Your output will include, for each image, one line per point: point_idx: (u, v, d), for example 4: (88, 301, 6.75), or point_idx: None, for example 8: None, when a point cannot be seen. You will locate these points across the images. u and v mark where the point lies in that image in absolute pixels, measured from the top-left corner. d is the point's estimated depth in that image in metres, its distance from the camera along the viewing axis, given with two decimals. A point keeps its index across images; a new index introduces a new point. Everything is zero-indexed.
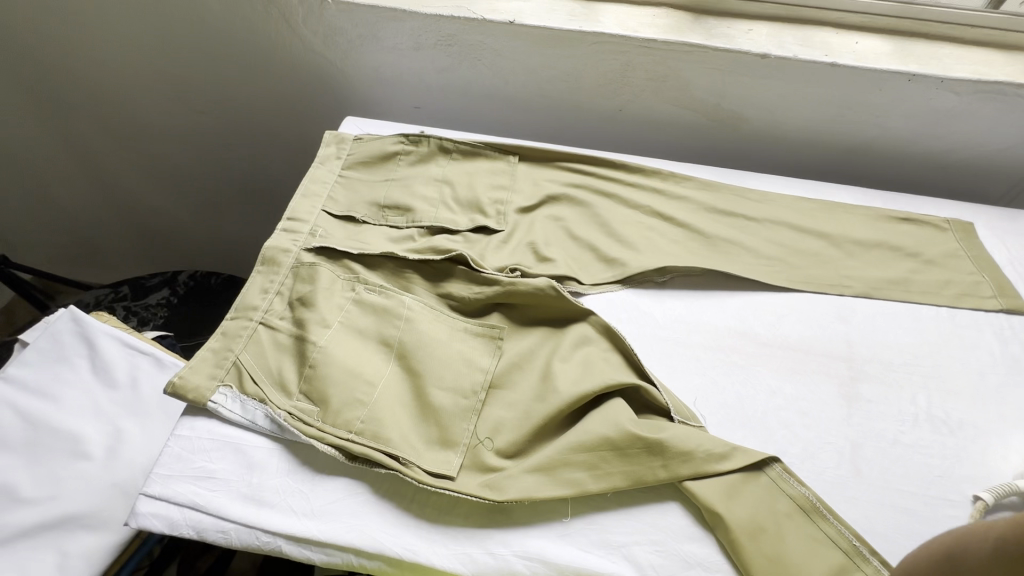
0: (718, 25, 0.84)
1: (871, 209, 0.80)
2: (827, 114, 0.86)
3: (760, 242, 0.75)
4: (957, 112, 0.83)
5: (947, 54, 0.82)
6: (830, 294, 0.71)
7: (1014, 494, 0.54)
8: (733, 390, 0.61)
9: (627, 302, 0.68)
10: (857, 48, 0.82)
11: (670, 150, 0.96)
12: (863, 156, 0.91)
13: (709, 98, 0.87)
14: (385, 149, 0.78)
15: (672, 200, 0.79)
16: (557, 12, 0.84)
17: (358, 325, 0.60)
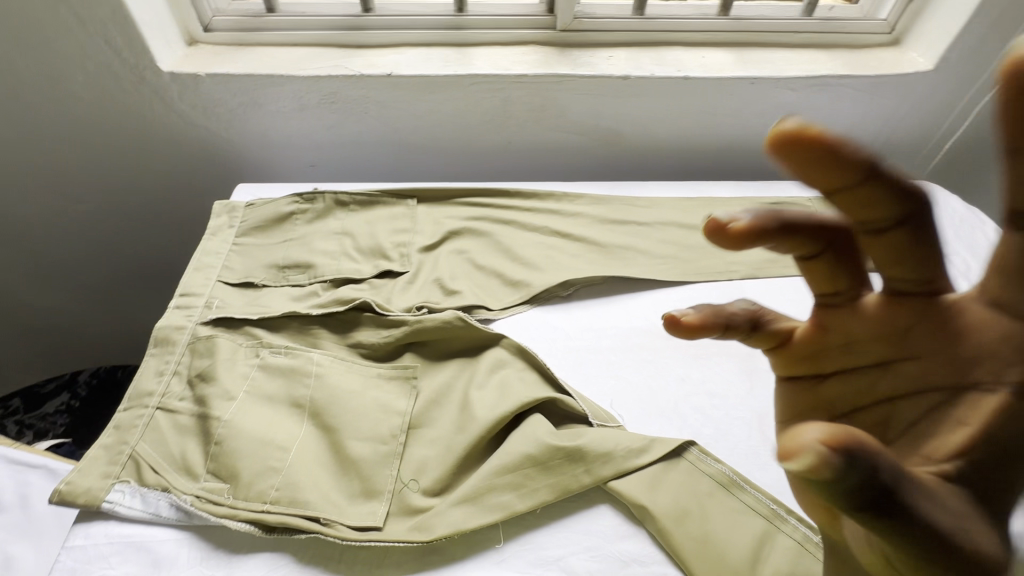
0: (582, 55, 0.92)
1: (744, 199, 0.90)
2: (692, 121, 0.95)
3: (652, 243, 0.81)
4: (798, 104, 0.94)
5: (779, 58, 0.94)
6: (720, 280, 0.77)
7: None
8: (646, 384, 0.64)
9: (538, 320, 0.70)
10: (703, 62, 0.92)
11: (565, 172, 1.02)
12: (734, 154, 1.01)
13: (587, 120, 0.94)
14: (279, 211, 0.78)
15: (567, 217, 0.84)
16: (432, 61, 0.89)
17: (266, 391, 0.59)
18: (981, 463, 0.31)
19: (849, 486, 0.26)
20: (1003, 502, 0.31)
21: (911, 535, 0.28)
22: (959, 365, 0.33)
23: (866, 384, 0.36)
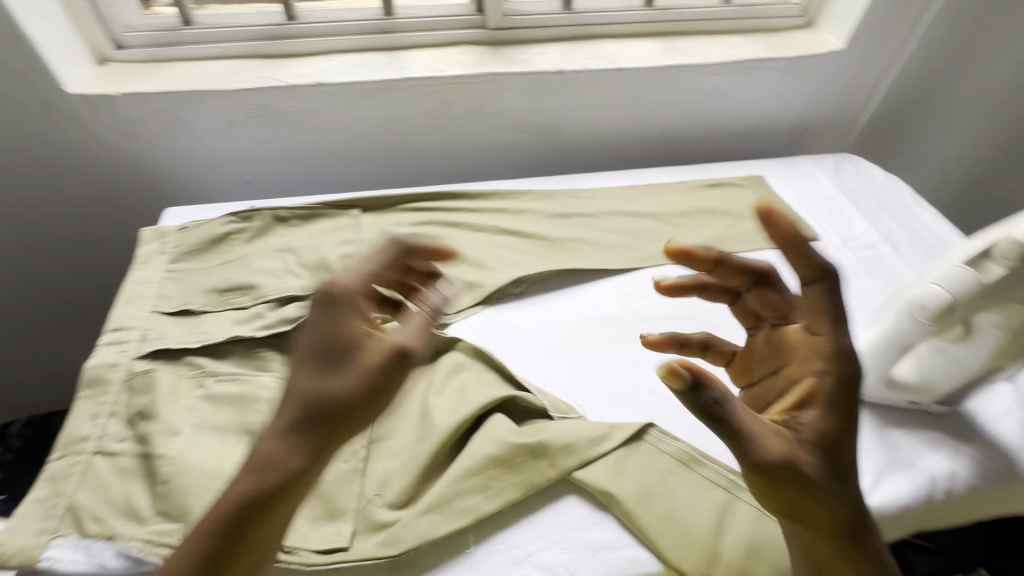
0: (515, 53, 0.93)
1: (684, 184, 0.93)
2: (628, 111, 0.98)
3: (599, 234, 0.82)
4: (726, 88, 0.98)
5: (704, 45, 0.97)
6: (667, 264, 0.79)
7: None
8: (603, 372, 0.65)
9: (492, 319, 0.70)
10: (632, 53, 0.95)
11: (511, 170, 1.02)
12: (672, 141, 1.04)
13: (527, 117, 0.95)
14: (215, 232, 0.75)
15: (515, 215, 0.84)
16: (364, 67, 0.87)
17: (214, 421, 0.56)
18: (800, 418, 0.45)
19: (694, 399, 0.40)
20: (824, 444, 0.44)
21: (751, 448, 0.41)
22: (796, 361, 0.48)
23: (761, 392, 0.51)
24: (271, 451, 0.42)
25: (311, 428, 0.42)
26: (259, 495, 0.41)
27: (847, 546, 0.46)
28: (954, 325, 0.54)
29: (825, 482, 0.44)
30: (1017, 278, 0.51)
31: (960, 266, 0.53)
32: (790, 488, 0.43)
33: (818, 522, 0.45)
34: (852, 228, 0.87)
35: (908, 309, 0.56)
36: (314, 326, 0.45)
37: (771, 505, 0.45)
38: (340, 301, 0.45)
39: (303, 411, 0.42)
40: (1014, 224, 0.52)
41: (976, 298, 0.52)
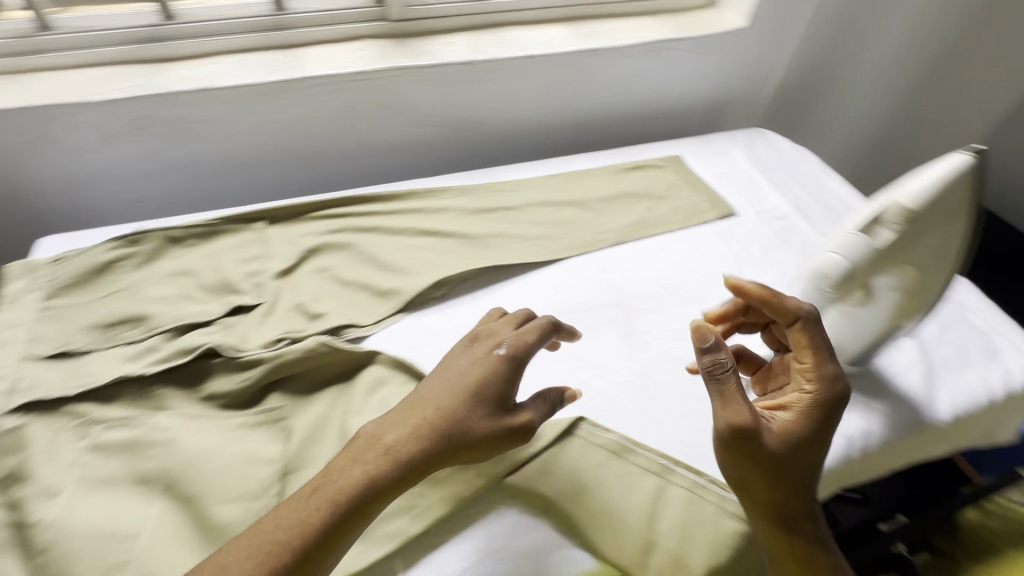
0: (421, 45, 0.89)
1: (604, 169, 0.93)
2: (544, 99, 0.96)
3: (522, 226, 0.81)
4: (638, 71, 0.98)
5: (613, 28, 0.97)
6: (591, 251, 0.78)
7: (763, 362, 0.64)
8: (531, 369, 0.64)
9: (415, 326, 0.67)
10: (543, 39, 0.93)
11: (430, 167, 0.98)
12: (591, 126, 1.04)
13: (440, 111, 0.91)
14: (97, 261, 0.68)
15: (434, 214, 0.81)
16: (257, 67, 0.81)
17: (102, 474, 0.50)
18: (784, 420, 0.50)
19: (711, 359, 0.48)
20: (800, 440, 0.48)
21: (745, 424, 0.46)
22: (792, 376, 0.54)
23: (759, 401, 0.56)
24: (386, 453, 0.44)
25: (429, 443, 0.45)
26: (369, 488, 0.43)
27: (812, 542, 0.49)
28: (856, 290, 0.57)
29: (801, 475, 0.48)
30: (905, 241, 0.54)
31: (854, 234, 0.55)
32: (771, 473, 0.48)
33: (790, 515, 0.49)
34: (766, 200, 0.90)
35: (814, 279, 0.57)
36: (461, 363, 0.50)
37: (751, 491, 0.49)
38: (486, 348, 0.51)
39: (431, 430, 0.46)
40: (899, 188, 0.54)
41: (872, 262, 0.55)
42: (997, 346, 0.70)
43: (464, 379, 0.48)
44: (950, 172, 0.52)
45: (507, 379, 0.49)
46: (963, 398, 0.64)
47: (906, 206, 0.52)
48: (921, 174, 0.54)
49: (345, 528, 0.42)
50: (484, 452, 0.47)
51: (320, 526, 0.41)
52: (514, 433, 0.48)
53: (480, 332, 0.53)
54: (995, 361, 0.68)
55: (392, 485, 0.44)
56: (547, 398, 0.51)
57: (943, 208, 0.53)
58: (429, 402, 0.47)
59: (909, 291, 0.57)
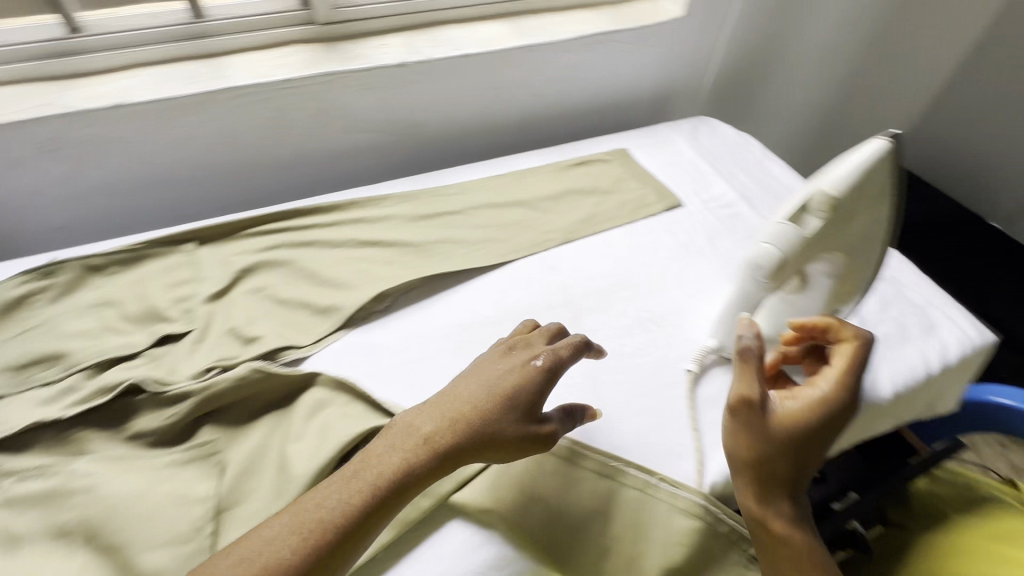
0: (352, 48, 0.85)
1: (550, 166, 0.92)
2: (485, 98, 0.94)
3: (466, 231, 0.79)
4: (579, 65, 0.97)
5: (550, 23, 0.96)
6: (539, 252, 0.77)
7: (710, 353, 0.64)
8: None
9: (357, 342, 0.65)
10: (479, 37, 0.91)
11: (373, 173, 0.96)
12: (536, 123, 1.03)
13: (377, 116, 0.88)
14: (5, 297, 0.63)
15: (376, 223, 0.79)
16: (175, 80, 0.76)
17: (14, 530, 0.47)
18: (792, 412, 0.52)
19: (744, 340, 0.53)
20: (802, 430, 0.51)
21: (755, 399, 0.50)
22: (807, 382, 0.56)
23: None
24: (424, 442, 0.46)
25: (466, 438, 0.47)
26: (406, 474, 0.44)
27: (798, 527, 0.50)
28: (788, 278, 0.58)
29: (799, 452, 0.50)
30: (831, 227, 0.55)
31: (784, 223, 0.56)
32: (778, 442, 0.50)
33: (780, 491, 0.50)
34: (711, 188, 0.91)
35: (749, 269, 0.59)
36: (498, 368, 0.52)
37: (752, 461, 0.50)
38: (522, 356, 0.53)
39: (468, 426, 0.47)
40: (823, 177, 0.55)
41: (801, 251, 0.56)
42: (935, 320, 0.72)
43: (500, 383, 0.50)
44: (869, 159, 0.53)
45: (540, 387, 0.51)
46: (903, 373, 0.66)
47: (831, 193, 0.53)
48: (843, 162, 0.55)
49: (384, 509, 0.43)
50: (512, 452, 0.48)
51: (361, 507, 0.42)
52: (537, 441, 0.49)
53: (515, 340, 0.55)
54: (934, 336, 0.70)
55: (427, 473, 0.45)
56: (572, 412, 0.53)
57: (865, 194, 0.54)
58: (465, 398, 0.49)
59: (840, 272, 0.59)
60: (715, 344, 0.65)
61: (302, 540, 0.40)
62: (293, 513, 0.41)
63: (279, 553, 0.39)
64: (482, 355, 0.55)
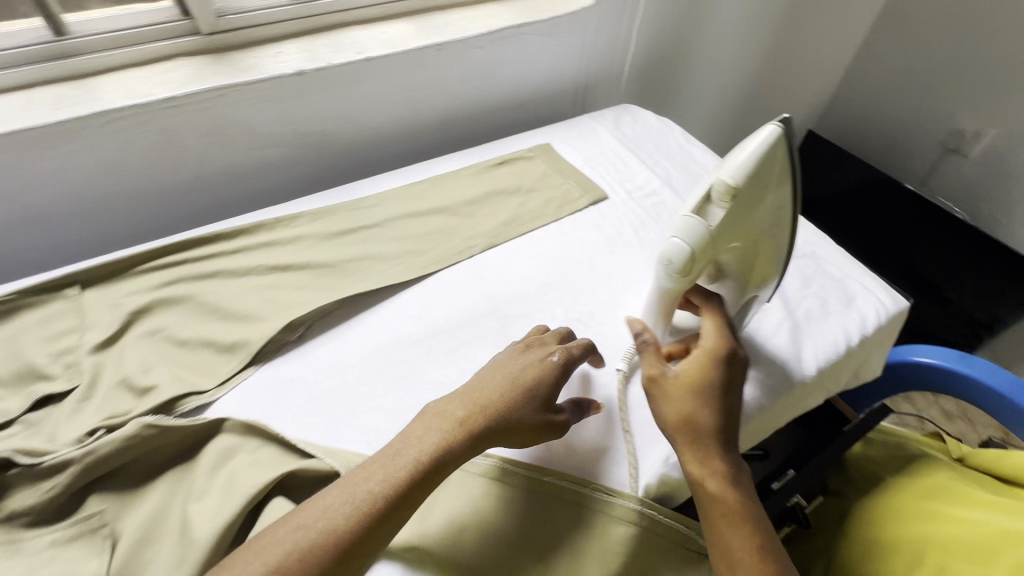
0: (244, 58, 0.79)
1: (471, 168, 0.89)
2: (398, 102, 0.90)
3: (385, 244, 0.75)
4: (493, 61, 0.94)
5: (458, 19, 0.92)
6: (463, 261, 0.74)
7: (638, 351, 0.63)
8: (402, 403, 0.59)
9: (268, 379, 0.60)
10: (384, 38, 0.86)
11: (284, 190, 0.90)
12: (455, 123, 0.99)
13: (280, 129, 0.82)
14: None
15: (286, 246, 0.73)
16: (38, 106, 0.68)
17: None
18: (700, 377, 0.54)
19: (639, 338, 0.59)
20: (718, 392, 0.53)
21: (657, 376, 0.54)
22: None
23: None
24: (460, 425, 0.48)
25: (494, 424, 0.49)
26: (443, 455, 0.46)
27: (736, 486, 0.50)
28: (700, 271, 0.57)
29: (720, 407, 0.52)
30: (734, 215, 0.55)
31: (689, 216, 0.55)
32: (691, 397, 0.52)
33: (716, 448, 0.51)
34: (635, 177, 0.90)
35: (660, 266, 0.58)
36: (518, 362, 0.54)
37: (682, 419, 0.52)
38: (541, 352, 0.56)
39: (494, 415, 0.49)
40: (720, 167, 0.55)
41: (708, 242, 0.55)
42: (852, 292, 0.74)
43: (523, 375, 0.53)
44: (764, 143, 0.53)
45: (560, 378, 0.54)
46: (823, 349, 0.67)
47: (730, 181, 0.53)
48: (741, 149, 0.55)
49: (424, 486, 0.45)
50: (540, 434, 0.51)
51: (406, 482, 0.44)
52: (553, 430, 0.52)
53: (532, 339, 0.58)
54: (851, 308, 0.72)
55: (464, 454, 0.47)
56: (582, 405, 0.56)
57: (765, 179, 0.54)
58: (492, 388, 0.51)
59: (750, 258, 0.59)
60: None
61: (353, 513, 0.42)
62: (342, 488, 0.43)
63: (331, 524, 0.41)
64: (500, 352, 0.57)
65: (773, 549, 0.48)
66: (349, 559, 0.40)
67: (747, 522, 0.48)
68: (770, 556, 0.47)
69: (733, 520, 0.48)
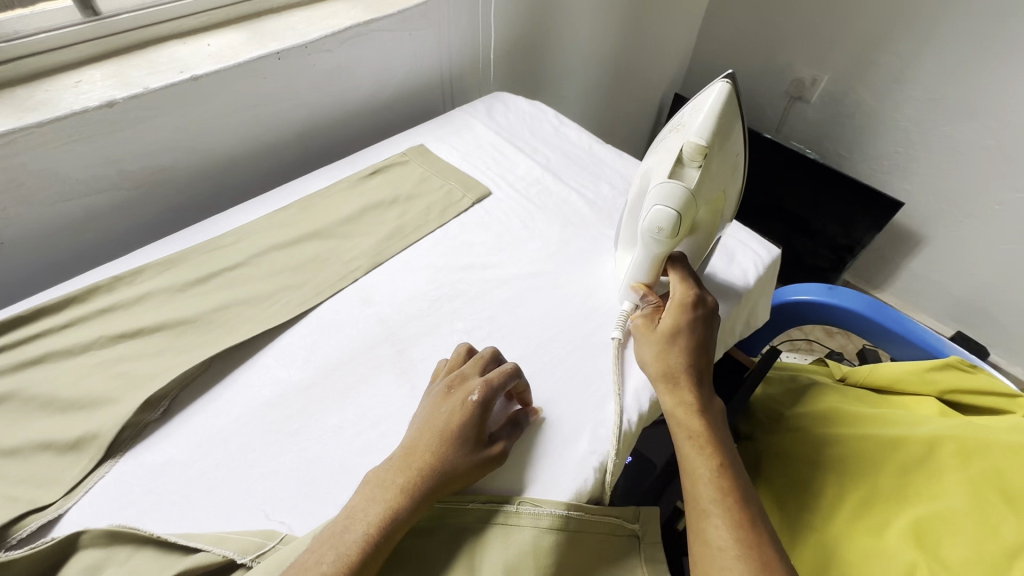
0: (33, 93, 0.66)
1: (341, 182, 0.82)
2: (244, 122, 0.81)
3: (254, 284, 0.67)
4: (346, 63, 0.87)
5: (296, 21, 0.84)
6: (346, 287, 0.68)
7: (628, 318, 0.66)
8: (299, 461, 0.53)
9: (133, 470, 0.51)
10: (211, 51, 0.76)
11: (123, 239, 0.78)
12: (316, 135, 0.91)
13: (101, 171, 0.70)
14: None
15: (130, 307, 0.63)
16: None
17: None
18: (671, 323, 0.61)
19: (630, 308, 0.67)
20: (686, 334, 0.60)
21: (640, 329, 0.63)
22: None
23: None
24: (400, 491, 0.46)
25: (428, 483, 0.47)
26: (389, 522, 0.45)
27: (706, 417, 0.56)
28: (685, 231, 0.62)
29: (685, 351, 0.59)
30: (706, 172, 0.60)
31: (668, 182, 0.59)
32: (658, 346, 0.60)
33: (682, 391, 0.57)
34: (516, 168, 0.88)
35: (650, 234, 0.62)
36: (442, 410, 0.52)
37: (650, 366, 0.59)
38: (463, 392, 0.53)
39: (426, 475, 0.48)
40: (687, 130, 0.60)
41: (689, 201, 0.59)
42: (731, 248, 0.78)
43: (449, 424, 0.51)
44: (719, 102, 0.59)
45: (487, 414, 0.52)
46: (726, 292, 0.72)
47: (700, 141, 0.58)
48: (701, 112, 0.60)
49: (379, 555, 0.44)
50: (483, 470, 0.50)
51: (358, 557, 0.43)
52: (492, 466, 0.51)
53: (452, 376, 0.55)
54: (733, 264, 0.76)
55: (411, 517, 0.46)
56: (519, 419, 0.55)
57: (723, 136, 0.60)
58: (422, 448, 0.49)
59: (716, 210, 0.65)
60: (629, 307, 0.67)
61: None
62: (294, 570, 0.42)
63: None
64: (424, 399, 0.55)
65: (735, 479, 0.52)
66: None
67: (710, 456, 0.53)
68: (732, 486, 0.51)
69: (696, 456, 0.53)
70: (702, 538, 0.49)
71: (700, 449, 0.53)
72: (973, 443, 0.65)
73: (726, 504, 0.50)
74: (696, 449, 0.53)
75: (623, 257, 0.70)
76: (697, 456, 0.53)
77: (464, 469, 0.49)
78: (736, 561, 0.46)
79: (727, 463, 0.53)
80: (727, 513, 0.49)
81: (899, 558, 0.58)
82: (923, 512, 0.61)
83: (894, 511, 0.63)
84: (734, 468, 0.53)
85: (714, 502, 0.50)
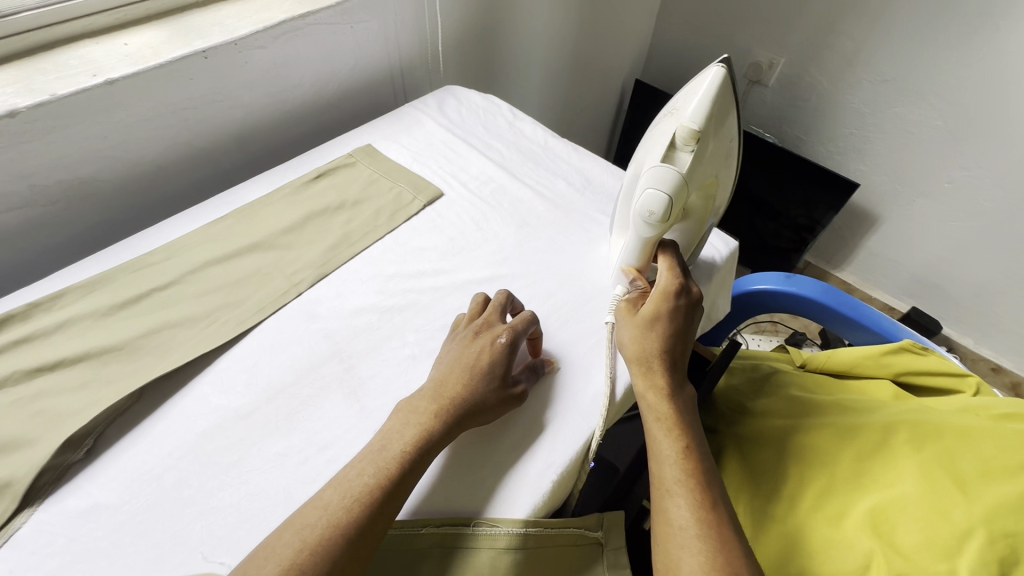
0: None
1: (283, 189, 0.77)
2: (172, 126, 0.75)
3: (188, 303, 0.63)
4: (283, 59, 0.82)
5: (224, 17, 0.78)
6: (290, 303, 0.65)
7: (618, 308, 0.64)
8: (240, 495, 0.50)
9: (54, 517, 0.47)
10: (128, 51, 0.70)
11: (43, 259, 0.72)
12: (254, 138, 0.86)
13: (10, 187, 0.64)
14: None
15: (49, 336, 0.58)
16: None
17: None
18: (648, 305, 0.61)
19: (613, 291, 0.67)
20: (664, 319, 0.59)
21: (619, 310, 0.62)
22: None
23: None
24: (433, 416, 0.50)
25: (463, 410, 0.51)
26: (424, 442, 0.48)
27: (677, 401, 0.55)
28: (676, 216, 0.62)
29: (662, 337, 0.58)
30: (699, 156, 0.59)
31: (661, 165, 0.58)
32: (637, 329, 0.59)
33: (655, 374, 0.56)
34: (469, 166, 0.85)
35: (641, 217, 0.61)
36: (471, 349, 0.55)
37: (627, 348, 0.59)
38: (490, 335, 0.57)
39: (461, 403, 0.51)
40: (683, 112, 0.59)
41: (681, 185, 0.59)
42: None
43: (479, 361, 0.54)
44: (715, 83, 0.58)
45: (512, 355, 0.56)
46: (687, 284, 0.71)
47: (693, 126, 0.57)
48: (696, 96, 0.59)
49: (416, 471, 0.47)
50: (508, 406, 0.54)
51: (396, 471, 0.46)
52: (516, 401, 0.55)
53: (478, 323, 0.58)
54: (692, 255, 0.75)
55: (445, 438, 0.49)
56: (536, 366, 0.59)
57: (719, 119, 0.59)
58: (455, 380, 0.52)
59: (708, 193, 0.64)
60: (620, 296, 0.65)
61: (350, 504, 0.43)
62: (338, 485, 0.45)
63: (333, 517, 0.42)
64: (450, 343, 0.57)
65: (699, 463, 0.51)
66: (361, 538, 0.42)
67: (677, 439, 0.52)
68: (696, 469, 0.50)
69: (663, 438, 0.53)
70: (664, 518, 0.48)
71: (668, 430, 0.53)
72: (924, 429, 0.66)
73: (690, 486, 0.49)
74: (664, 430, 0.53)
75: (617, 240, 0.69)
76: (664, 438, 0.52)
77: (494, 398, 0.53)
78: (694, 539, 0.45)
79: (693, 446, 0.52)
80: (690, 494, 0.48)
81: (857, 547, 0.59)
82: (878, 500, 0.62)
83: (852, 500, 0.64)
84: (702, 455, 0.52)
85: (678, 483, 0.49)
